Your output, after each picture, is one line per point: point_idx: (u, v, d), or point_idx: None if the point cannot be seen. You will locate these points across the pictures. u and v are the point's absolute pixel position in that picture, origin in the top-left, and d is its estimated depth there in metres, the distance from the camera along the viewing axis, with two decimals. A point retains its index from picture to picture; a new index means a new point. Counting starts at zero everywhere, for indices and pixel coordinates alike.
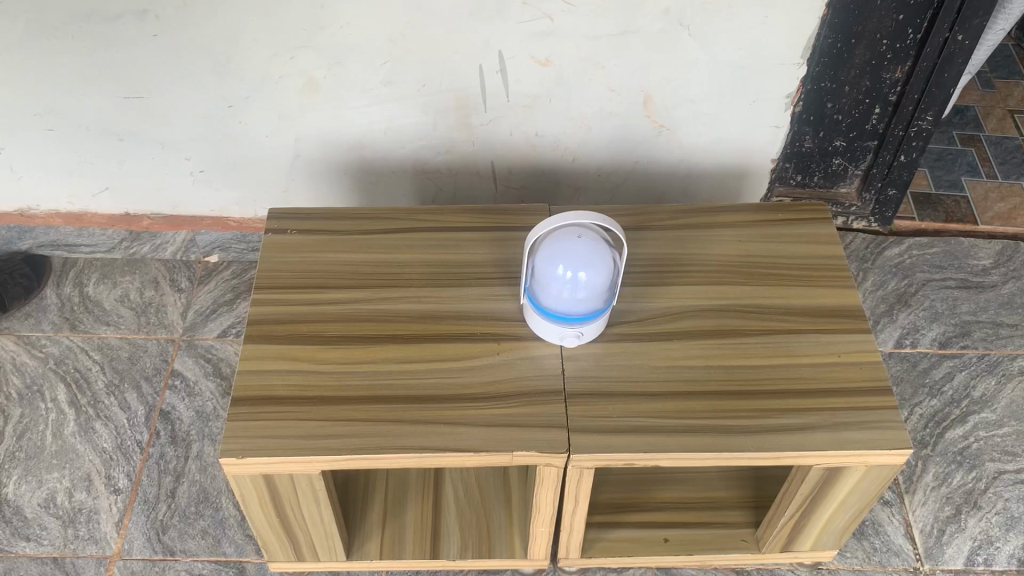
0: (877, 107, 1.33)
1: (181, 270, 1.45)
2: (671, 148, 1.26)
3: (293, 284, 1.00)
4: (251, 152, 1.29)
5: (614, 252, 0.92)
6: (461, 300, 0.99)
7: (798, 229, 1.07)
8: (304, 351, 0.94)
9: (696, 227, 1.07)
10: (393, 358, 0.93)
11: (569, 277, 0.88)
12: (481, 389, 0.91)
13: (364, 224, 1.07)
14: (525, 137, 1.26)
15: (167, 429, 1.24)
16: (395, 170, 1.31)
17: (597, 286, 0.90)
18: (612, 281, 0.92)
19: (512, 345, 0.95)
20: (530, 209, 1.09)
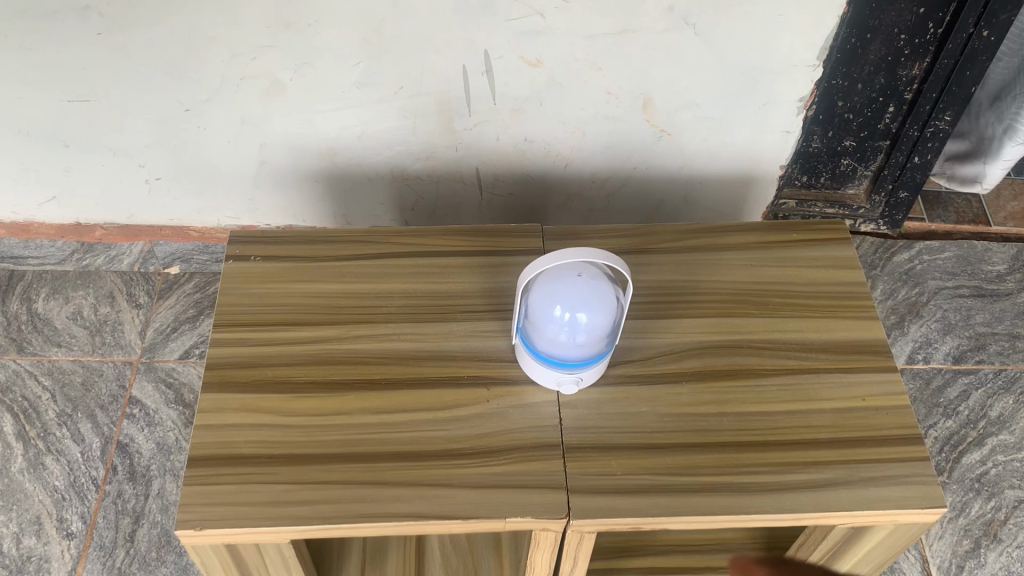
0: (891, 105, 1.24)
1: (139, 283, 1.32)
2: (673, 154, 1.16)
3: (257, 320, 0.89)
4: (211, 159, 1.17)
5: (619, 291, 0.82)
6: (446, 338, 0.89)
7: (814, 251, 0.97)
8: (270, 401, 0.84)
9: (703, 248, 0.98)
10: (369, 408, 0.83)
11: (567, 319, 0.79)
12: (468, 443, 0.81)
13: (335, 247, 0.96)
14: (513, 143, 1.15)
15: (125, 463, 1.14)
16: (370, 178, 1.20)
17: (598, 329, 0.80)
18: (615, 324, 0.82)
19: (503, 391, 0.85)
20: (521, 229, 0.98)
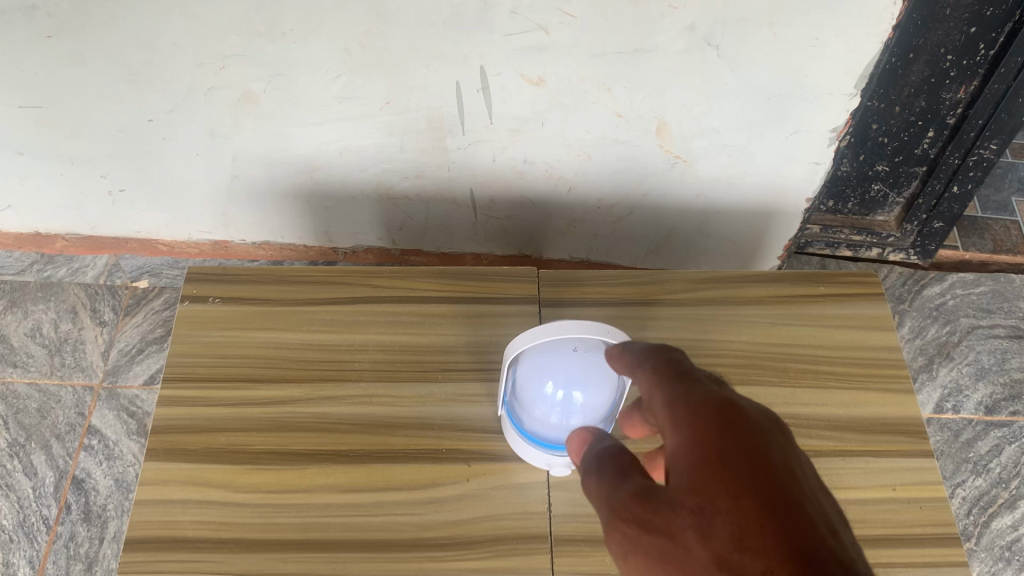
0: (931, 130, 1.12)
1: (105, 297, 1.21)
2: (688, 182, 1.05)
3: (212, 374, 0.79)
4: (180, 170, 1.07)
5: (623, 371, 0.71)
6: (424, 401, 0.79)
7: (842, 309, 0.87)
8: (222, 473, 0.74)
9: (718, 299, 0.87)
10: (334, 485, 0.74)
11: (561, 397, 0.68)
12: (442, 531, 0.72)
13: (304, 289, 0.86)
14: (510, 163, 1.04)
15: (79, 502, 1.05)
16: (354, 195, 1.10)
17: (593, 412, 0.69)
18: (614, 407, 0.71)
19: (484, 468, 0.75)
20: (514, 273, 0.88)
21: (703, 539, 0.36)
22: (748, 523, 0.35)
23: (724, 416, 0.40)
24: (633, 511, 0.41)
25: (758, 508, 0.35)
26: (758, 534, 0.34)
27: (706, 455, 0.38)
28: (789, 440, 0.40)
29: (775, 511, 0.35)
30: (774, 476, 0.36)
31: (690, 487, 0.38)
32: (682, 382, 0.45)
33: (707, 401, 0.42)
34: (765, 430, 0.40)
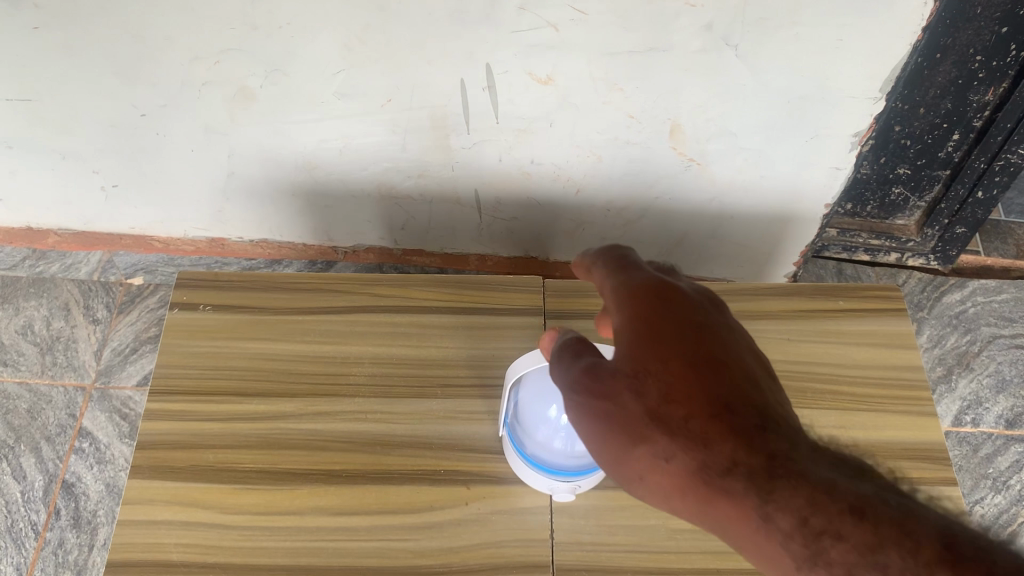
0: (957, 133, 1.07)
1: (99, 293, 1.18)
2: (701, 184, 1.00)
3: (201, 387, 0.76)
4: (175, 166, 1.03)
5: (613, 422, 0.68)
6: (422, 418, 0.75)
7: (862, 325, 0.82)
8: (209, 492, 0.71)
9: (731, 313, 0.83)
10: (326, 507, 0.71)
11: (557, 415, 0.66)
12: (438, 558, 0.68)
13: (299, 297, 0.82)
14: (516, 163, 1.00)
15: (69, 507, 1.02)
16: (355, 193, 1.06)
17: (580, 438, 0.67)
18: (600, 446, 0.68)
19: (484, 491, 0.72)
20: (518, 282, 0.84)
21: (640, 395, 0.45)
22: (678, 382, 0.45)
23: (662, 299, 0.49)
24: (582, 381, 0.48)
25: (689, 371, 0.45)
26: (687, 391, 0.44)
27: (642, 331, 0.47)
28: (715, 311, 0.50)
29: (700, 371, 0.45)
30: (702, 346, 0.46)
31: (629, 354, 0.47)
32: (630, 275, 0.53)
33: (647, 289, 0.50)
34: (695, 307, 0.49)
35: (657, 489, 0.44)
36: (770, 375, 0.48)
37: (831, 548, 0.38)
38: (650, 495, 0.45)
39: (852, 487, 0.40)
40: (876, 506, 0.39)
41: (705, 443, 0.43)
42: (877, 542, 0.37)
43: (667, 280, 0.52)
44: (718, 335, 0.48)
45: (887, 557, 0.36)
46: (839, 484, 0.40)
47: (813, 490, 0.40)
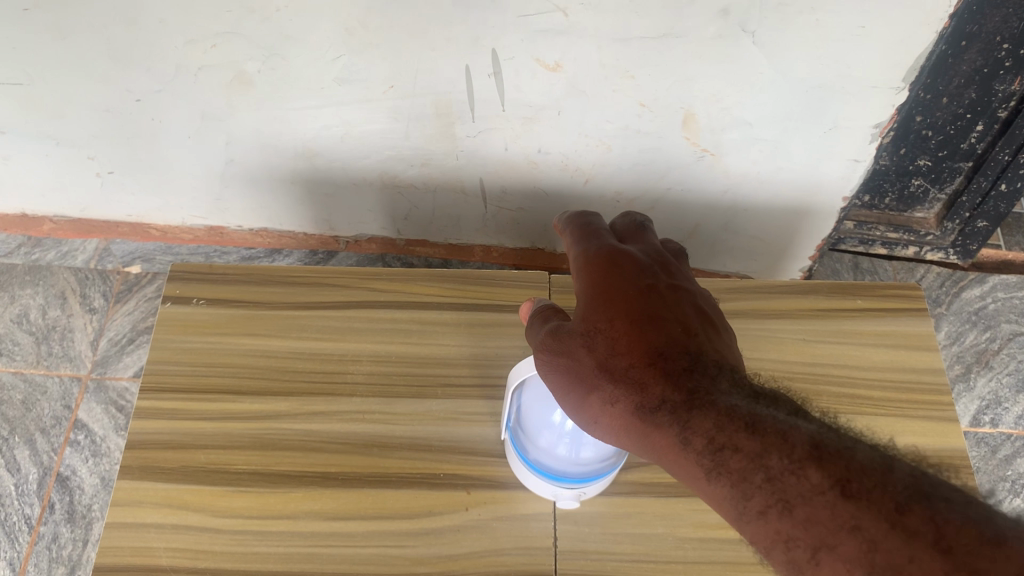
0: (981, 124, 1.02)
1: (95, 282, 1.16)
2: (715, 176, 0.97)
3: (194, 384, 0.73)
4: (172, 152, 1.00)
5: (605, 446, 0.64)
6: (423, 419, 0.72)
7: (881, 326, 0.79)
8: (200, 495, 0.68)
9: (744, 311, 0.79)
10: (321, 511, 0.68)
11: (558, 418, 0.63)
12: (437, 566, 0.66)
13: (296, 291, 0.79)
14: (523, 152, 0.96)
15: (64, 501, 1.00)
16: (356, 182, 1.03)
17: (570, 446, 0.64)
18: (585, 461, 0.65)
19: (485, 496, 0.69)
20: (524, 277, 0.81)
21: (592, 351, 0.56)
22: (621, 338, 0.56)
23: (617, 275, 0.61)
24: (551, 346, 0.59)
25: (631, 328, 0.56)
26: (628, 345, 0.55)
27: (598, 300, 0.59)
28: (664, 279, 0.62)
29: (640, 327, 0.56)
30: (643, 307, 0.58)
31: (586, 319, 0.58)
32: (595, 254, 0.65)
33: (605, 267, 0.62)
34: (644, 279, 0.61)
35: (607, 424, 0.55)
36: (709, 325, 0.58)
37: (729, 458, 0.47)
38: (605, 433, 0.55)
39: (750, 406, 0.49)
40: (768, 421, 0.48)
41: (641, 386, 0.53)
42: (762, 450, 0.46)
43: (624, 259, 0.63)
44: (662, 299, 0.59)
45: (768, 460, 0.46)
46: (743, 404, 0.50)
47: (719, 413, 0.49)
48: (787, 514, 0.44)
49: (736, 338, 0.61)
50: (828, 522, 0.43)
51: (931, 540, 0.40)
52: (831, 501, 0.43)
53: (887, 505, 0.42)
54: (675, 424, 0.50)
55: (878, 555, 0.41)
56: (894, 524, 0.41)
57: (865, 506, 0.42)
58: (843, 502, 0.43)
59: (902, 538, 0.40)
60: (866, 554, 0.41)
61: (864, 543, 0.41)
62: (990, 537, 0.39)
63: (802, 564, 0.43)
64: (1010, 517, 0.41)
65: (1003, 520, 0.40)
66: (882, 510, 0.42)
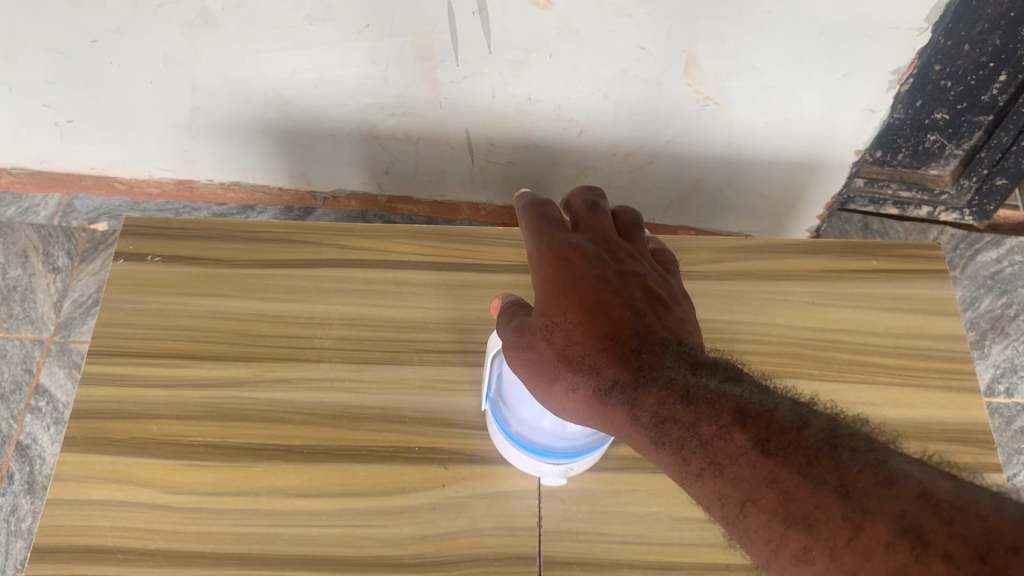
0: (1003, 73, 0.94)
1: (60, 240, 1.10)
2: (718, 126, 0.90)
3: (146, 348, 0.67)
4: (132, 100, 0.92)
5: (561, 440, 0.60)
6: (396, 388, 0.66)
7: (897, 289, 0.73)
8: (151, 469, 0.62)
9: (749, 272, 0.73)
10: (284, 488, 0.62)
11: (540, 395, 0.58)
12: (409, 548, 0.60)
13: (260, 247, 0.72)
14: (512, 101, 0.88)
15: (24, 471, 0.97)
16: (332, 133, 0.96)
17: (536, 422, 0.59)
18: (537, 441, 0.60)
19: (463, 472, 0.63)
20: (509, 234, 0.74)
21: (549, 342, 0.55)
22: (575, 326, 0.54)
23: (566, 263, 0.58)
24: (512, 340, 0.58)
25: (583, 318, 0.55)
26: (582, 334, 0.54)
27: (550, 290, 0.57)
28: (615, 258, 0.60)
29: (591, 313, 0.55)
30: (593, 292, 0.56)
31: (541, 312, 0.57)
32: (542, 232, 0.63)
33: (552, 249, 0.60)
34: (595, 261, 0.59)
35: (572, 410, 0.54)
36: (658, 300, 0.57)
37: (668, 429, 0.46)
38: (572, 419, 0.55)
39: (687, 376, 0.48)
40: (700, 389, 0.47)
41: (595, 371, 0.52)
42: (695, 419, 0.45)
43: (575, 242, 0.60)
44: (613, 283, 0.57)
45: (698, 426, 0.44)
46: (683, 377, 0.48)
47: (659, 386, 0.48)
48: (716, 475, 0.42)
49: (693, 306, 0.60)
50: (750, 478, 0.41)
51: (837, 487, 0.39)
52: (752, 457, 0.42)
53: (800, 458, 0.41)
54: (621, 400, 0.49)
55: (793, 508, 0.39)
56: (803, 475, 0.40)
57: (780, 459, 0.41)
58: (761, 456, 0.42)
59: (811, 487, 0.39)
60: (782, 508, 0.40)
61: (780, 496, 0.40)
62: (884, 478, 0.38)
63: (733, 522, 0.42)
64: (914, 459, 0.40)
65: (904, 462, 0.39)
66: (795, 462, 0.40)
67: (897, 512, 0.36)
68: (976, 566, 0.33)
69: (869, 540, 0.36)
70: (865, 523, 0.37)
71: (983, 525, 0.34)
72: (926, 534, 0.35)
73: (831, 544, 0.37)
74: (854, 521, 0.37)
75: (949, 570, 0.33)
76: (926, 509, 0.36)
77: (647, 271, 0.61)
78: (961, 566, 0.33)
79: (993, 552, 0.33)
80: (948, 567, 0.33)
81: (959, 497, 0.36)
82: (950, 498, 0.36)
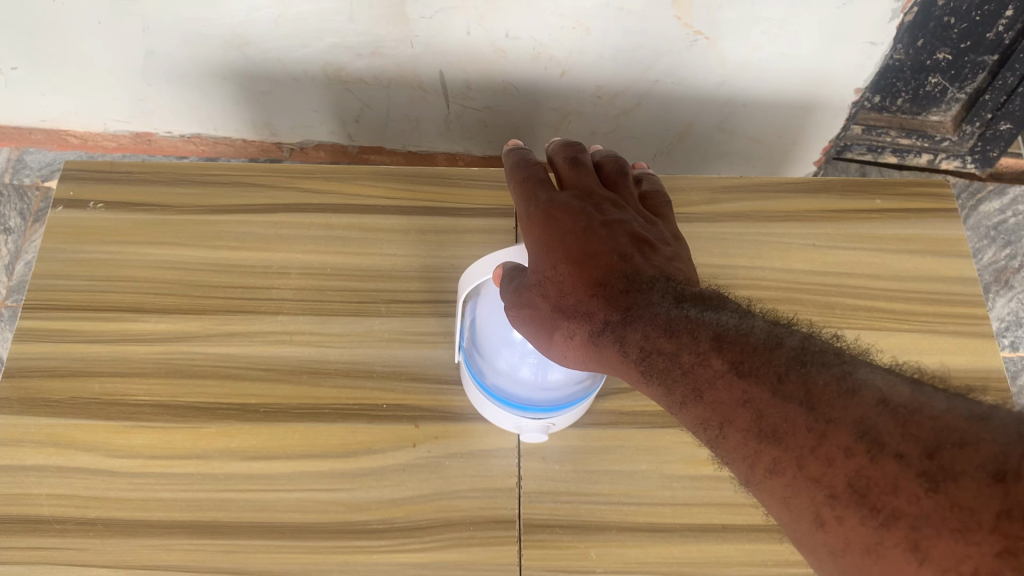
0: (1010, 9, 0.87)
1: (11, 199, 1.05)
2: (709, 64, 0.84)
3: (87, 302, 0.61)
4: (78, 45, 0.85)
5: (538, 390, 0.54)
6: (362, 342, 0.61)
7: (903, 230, 0.68)
8: (91, 431, 0.57)
9: (744, 214, 0.67)
10: (238, 450, 0.57)
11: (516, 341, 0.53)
12: (375, 513, 0.55)
13: (213, 192, 0.66)
14: (489, 38, 0.82)
15: None
16: (297, 77, 0.89)
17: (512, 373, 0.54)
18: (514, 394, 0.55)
19: (435, 430, 0.58)
20: (484, 175, 0.68)
21: (542, 296, 0.49)
22: (568, 276, 0.49)
23: (551, 211, 0.53)
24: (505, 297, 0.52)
25: (574, 269, 0.49)
26: (573, 283, 0.49)
27: (535, 241, 0.52)
28: (602, 202, 0.55)
29: (579, 261, 0.49)
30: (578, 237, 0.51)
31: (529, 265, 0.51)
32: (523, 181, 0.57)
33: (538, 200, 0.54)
34: (582, 207, 0.53)
35: (575, 359, 0.49)
36: (646, 243, 0.52)
37: (649, 360, 0.43)
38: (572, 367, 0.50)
39: (669, 307, 0.45)
40: (679, 317, 0.44)
41: (589, 317, 0.47)
42: (673, 348, 0.42)
43: (561, 196, 0.54)
44: (604, 232, 0.51)
45: (677, 356, 0.42)
46: (665, 308, 0.45)
47: (640, 320, 0.45)
48: (696, 401, 0.40)
49: (682, 235, 0.56)
50: (725, 399, 0.39)
51: (803, 400, 0.37)
52: (727, 380, 0.40)
53: (772, 374, 0.39)
54: (606, 340, 0.46)
55: (765, 424, 0.38)
56: (774, 392, 0.38)
57: (753, 379, 0.39)
58: (734, 377, 0.40)
59: (781, 402, 0.38)
60: (755, 427, 0.38)
61: (754, 414, 0.38)
62: (846, 388, 0.36)
63: (714, 444, 0.40)
64: (881, 365, 0.38)
65: (871, 369, 0.38)
66: (766, 380, 0.39)
67: (856, 417, 0.35)
68: (925, 464, 0.32)
69: (832, 447, 0.35)
70: (829, 432, 0.35)
71: (935, 424, 0.33)
72: (881, 437, 0.34)
73: (799, 455, 0.36)
74: (818, 430, 0.36)
75: (901, 468, 0.33)
76: (883, 413, 0.34)
77: (638, 218, 0.55)
78: (912, 463, 0.33)
79: (943, 448, 0.32)
80: (899, 467, 0.33)
81: (916, 398, 0.35)
82: (908, 400, 0.35)
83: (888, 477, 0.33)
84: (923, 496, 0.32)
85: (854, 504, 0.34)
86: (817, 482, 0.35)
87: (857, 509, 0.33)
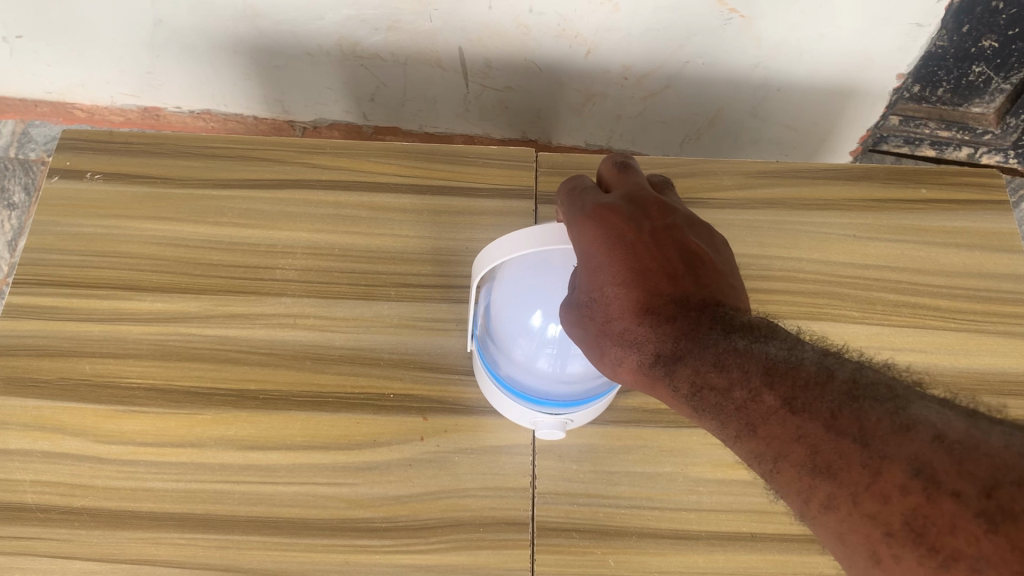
0: None
1: (16, 174, 1.04)
2: (745, 42, 0.79)
3: (80, 277, 0.58)
4: (84, 13, 0.81)
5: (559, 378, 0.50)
6: (369, 327, 0.57)
7: (950, 222, 0.63)
8: (79, 415, 0.53)
9: (779, 201, 0.63)
10: (235, 439, 0.53)
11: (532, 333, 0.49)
12: (380, 511, 0.51)
13: (216, 166, 0.63)
14: (511, 13, 0.77)
15: None
16: (310, 53, 0.86)
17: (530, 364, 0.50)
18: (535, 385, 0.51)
19: (445, 423, 0.54)
20: (503, 153, 0.65)
21: (589, 318, 0.43)
22: (615, 299, 0.43)
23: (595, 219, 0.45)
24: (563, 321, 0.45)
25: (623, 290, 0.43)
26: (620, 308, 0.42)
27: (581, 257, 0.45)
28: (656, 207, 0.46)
29: (630, 279, 0.43)
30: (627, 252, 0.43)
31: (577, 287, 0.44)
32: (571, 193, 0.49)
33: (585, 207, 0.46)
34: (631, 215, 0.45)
35: (628, 379, 0.44)
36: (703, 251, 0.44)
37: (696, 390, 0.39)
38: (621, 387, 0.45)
39: (720, 333, 0.40)
40: (728, 348, 0.39)
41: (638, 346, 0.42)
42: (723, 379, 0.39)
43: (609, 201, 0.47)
44: (654, 244, 0.44)
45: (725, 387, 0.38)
46: (714, 338, 0.40)
47: (691, 351, 0.40)
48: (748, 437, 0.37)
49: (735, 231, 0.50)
50: (778, 433, 0.36)
51: (857, 436, 0.34)
52: (780, 415, 0.36)
53: (825, 410, 0.35)
54: (658, 373, 0.41)
55: (820, 460, 0.34)
56: (829, 426, 0.34)
57: (806, 413, 0.35)
58: (787, 412, 0.36)
59: (836, 438, 0.34)
60: (810, 463, 0.34)
61: (809, 450, 0.35)
62: (902, 423, 0.33)
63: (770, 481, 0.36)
64: (937, 398, 0.35)
65: (926, 404, 0.34)
66: (820, 414, 0.35)
67: (911, 454, 0.32)
68: (982, 504, 0.29)
69: (886, 484, 0.32)
70: (883, 469, 0.32)
71: (993, 461, 0.30)
72: (937, 474, 0.31)
73: (854, 492, 0.33)
74: (873, 467, 0.32)
75: (959, 507, 0.30)
76: (939, 450, 0.31)
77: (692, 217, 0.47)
78: (970, 502, 0.29)
79: (1001, 487, 0.29)
80: (956, 505, 0.30)
81: (973, 434, 0.31)
82: (964, 436, 0.31)
83: (945, 517, 0.30)
84: (982, 536, 0.28)
85: (910, 542, 0.30)
86: (873, 520, 0.32)
87: (914, 549, 0.30)
